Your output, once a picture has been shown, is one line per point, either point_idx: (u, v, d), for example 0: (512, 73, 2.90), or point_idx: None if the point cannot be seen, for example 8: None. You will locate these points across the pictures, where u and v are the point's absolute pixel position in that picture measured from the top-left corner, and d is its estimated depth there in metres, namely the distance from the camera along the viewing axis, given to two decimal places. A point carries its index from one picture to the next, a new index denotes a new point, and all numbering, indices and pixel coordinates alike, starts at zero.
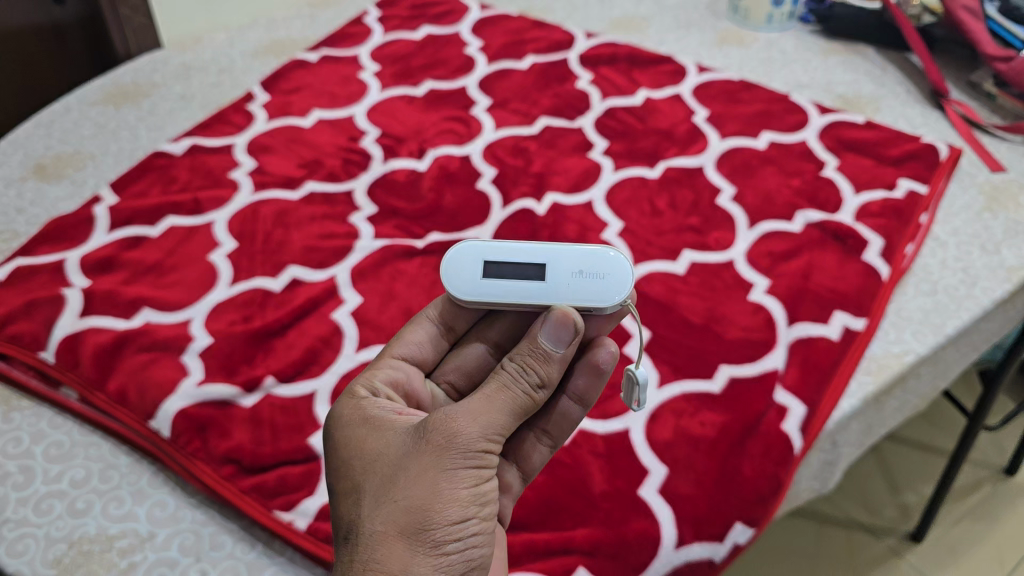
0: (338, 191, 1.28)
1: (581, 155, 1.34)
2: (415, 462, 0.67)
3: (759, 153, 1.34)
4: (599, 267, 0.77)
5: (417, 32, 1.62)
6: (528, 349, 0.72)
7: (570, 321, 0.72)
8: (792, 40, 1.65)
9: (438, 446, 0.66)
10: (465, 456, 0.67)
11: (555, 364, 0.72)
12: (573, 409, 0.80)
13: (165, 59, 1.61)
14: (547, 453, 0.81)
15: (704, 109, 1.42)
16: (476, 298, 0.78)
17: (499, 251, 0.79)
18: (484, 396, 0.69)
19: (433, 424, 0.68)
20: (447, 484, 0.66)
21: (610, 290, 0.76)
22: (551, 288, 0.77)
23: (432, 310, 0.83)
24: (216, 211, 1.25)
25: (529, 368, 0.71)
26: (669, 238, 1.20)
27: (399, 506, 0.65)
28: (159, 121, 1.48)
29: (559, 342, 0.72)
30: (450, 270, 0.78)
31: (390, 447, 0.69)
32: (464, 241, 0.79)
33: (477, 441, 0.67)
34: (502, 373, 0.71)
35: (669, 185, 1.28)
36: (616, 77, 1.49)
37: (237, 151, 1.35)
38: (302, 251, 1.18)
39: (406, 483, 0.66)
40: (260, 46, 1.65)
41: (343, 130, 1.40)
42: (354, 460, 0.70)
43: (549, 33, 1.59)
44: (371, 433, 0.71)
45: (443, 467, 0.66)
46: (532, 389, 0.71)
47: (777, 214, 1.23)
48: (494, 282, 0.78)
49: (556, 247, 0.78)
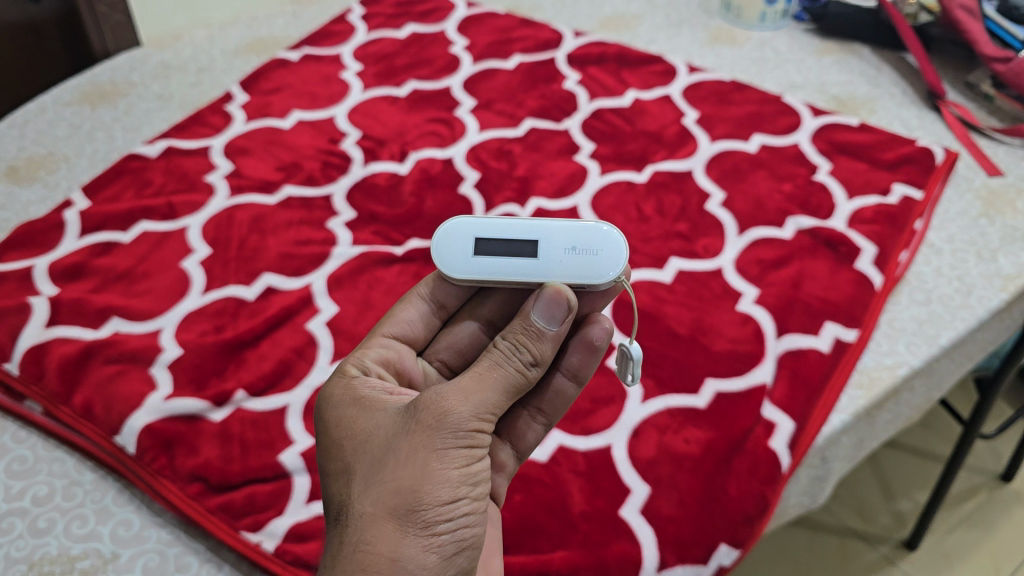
0: (316, 196, 1.25)
1: (567, 158, 1.31)
2: (405, 443, 0.66)
3: (750, 156, 1.30)
4: (592, 243, 0.78)
5: (401, 31, 1.58)
6: (521, 327, 0.71)
7: (562, 298, 0.71)
8: (785, 39, 1.61)
9: (428, 426, 0.66)
10: (455, 436, 0.66)
11: (548, 342, 0.72)
12: (567, 387, 0.80)
13: (144, 58, 1.57)
14: (541, 431, 0.82)
15: (694, 110, 1.38)
16: (469, 275, 0.78)
17: (491, 228, 0.79)
18: (475, 376, 0.69)
19: (423, 404, 0.67)
20: (438, 465, 0.65)
21: (603, 266, 0.77)
22: (544, 265, 0.77)
23: (422, 289, 0.82)
24: (190, 215, 1.22)
25: (522, 346, 0.71)
26: (656, 245, 1.17)
27: (389, 487, 0.65)
28: (135, 121, 1.44)
29: (552, 320, 0.71)
30: (442, 247, 0.78)
31: (380, 428, 0.68)
32: (455, 218, 0.79)
33: (469, 420, 0.66)
34: (495, 352, 0.70)
35: (656, 190, 1.24)
36: (605, 77, 1.46)
37: (214, 153, 1.32)
38: (278, 258, 1.15)
39: (396, 464, 0.65)
40: (241, 44, 1.61)
41: (324, 132, 1.36)
42: (344, 442, 0.69)
43: (537, 31, 1.56)
44: (362, 413, 0.70)
45: (433, 448, 0.65)
46: (524, 367, 0.70)
47: (768, 221, 1.20)
48: (486, 259, 0.78)
49: (548, 224, 0.78)
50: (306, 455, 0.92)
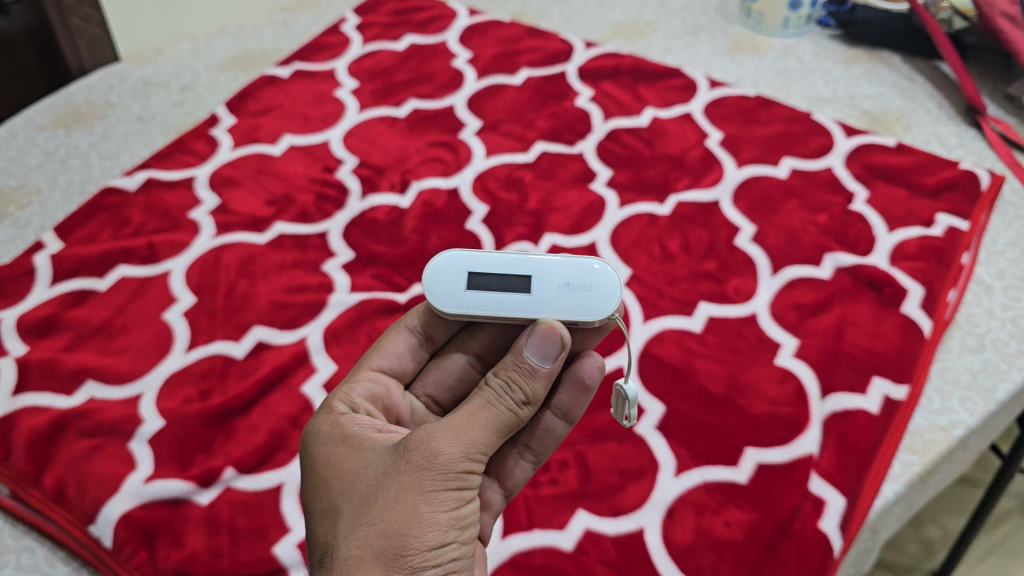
0: (311, 233, 1.14)
1: (582, 187, 1.20)
2: (393, 483, 0.64)
3: (781, 183, 1.20)
4: (588, 279, 0.73)
5: (399, 42, 1.47)
6: (514, 363, 0.68)
7: (557, 337, 0.68)
8: (810, 47, 1.50)
9: (418, 467, 0.63)
10: (445, 478, 0.64)
11: (540, 380, 0.69)
12: (557, 425, 0.77)
13: (123, 75, 1.46)
14: (530, 470, 0.78)
15: (718, 131, 1.28)
16: (458, 310, 0.73)
17: (482, 261, 0.74)
18: (465, 414, 0.66)
19: (413, 443, 0.65)
20: (427, 508, 0.63)
21: (599, 304, 0.72)
22: (536, 301, 0.72)
23: (411, 320, 0.80)
24: (173, 258, 1.11)
25: (514, 385, 0.68)
26: (683, 287, 1.07)
27: (376, 529, 0.62)
28: (113, 146, 1.33)
29: (546, 357, 0.69)
30: (432, 282, 0.73)
31: (368, 467, 0.66)
32: (446, 251, 0.74)
33: (460, 462, 0.64)
34: (485, 389, 0.68)
35: (681, 223, 1.14)
36: (620, 94, 1.35)
37: (198, 185, 1.21)
38: (269, 307, 1.05)
39: (385, 506, 0.63)
40: (227, 58, 1.50)
41: (317, 159, 1.25)
42: (331, 480, 0.67)
43: (545, 42, 1.45)
44: (351, 452, 0.68)
45: (423, 490, 0.63)
46: (517, 406, 0.68)
47: (804, 258, 1.10)
48: (478, 294, 0.73)
49: (542, 258, 0.74)
50: (304, 546, 0.83)
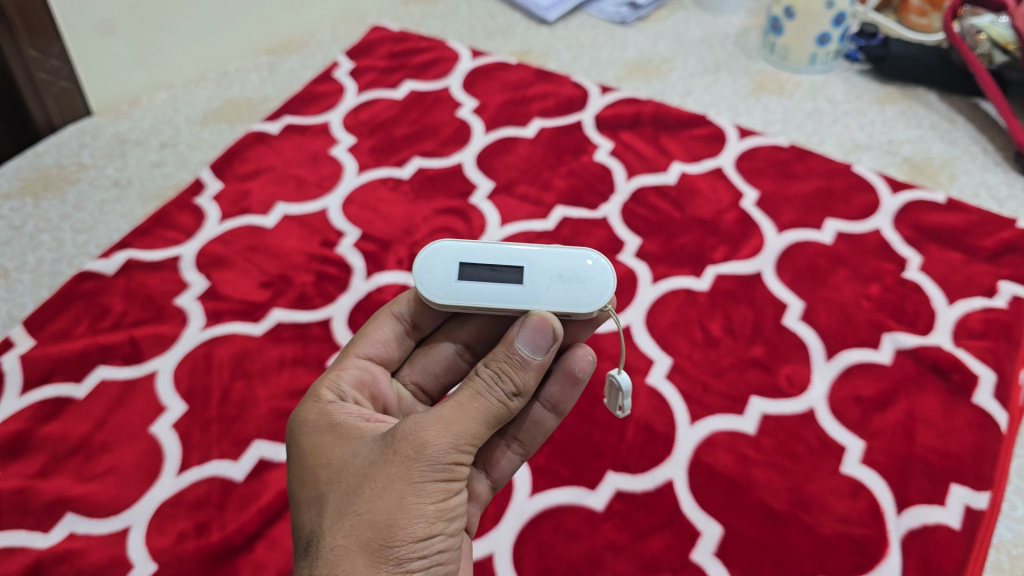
0: (312, 320, 1.03)
1: (609, 259, 1.09)
2: (381, 473, 0.63)
3: (826, 250, 1.10)
4: (580, 271, 0.73)
5: (398, 89, 1.36)
6: (505, 354, 0.68)
7: (548, 327, 0.68)
8: (840, 85, 1.40)
9: (407, 457, 0.63)
10: (434, 468, 0.63)
11: (531, 372, 0.69)
12: (546, 417, 0.77)
13: (96, 131, 1.35)
14: (518, 463, 0.78)
15: (754, 189, 1.17)
16: (450, 301, 0.72)
17: (476, 253, 0.73)
18: (454, 405, 0.65)
19: (402, 433, 0.64)
20: (414, 499, 0.62)
21: (591, 295, 0.72)
22: (529, 292, 0.72)
23: (397, 308, 0.81)
24: (158, 355, 0.99)
25: (504, 375, 0.67)
26: (730, 379, 0.96)
27: (363, 519, 0.61)
28: (88, 217, 1.20)
29: (537, 350, 0.69)
30: (424, 272, 0.72)
31: (355, 457, 0.65)
32: (438, 241, 0.73)
33: (448, 453, 0.64)
34: (474, 381, 0.67)
35: (722, 300, 1.04)
36: (641, 146, 1.24)
37: (184, 266, 1.09)
38: (270, 415, 0.93)
39: (372, 497, 0.62)
40: (209, 109, 1.39)
41: (315, 231, 1.14)
42: (316, 469, 0.65)
43: (556, 88, 1.34)
44: (338, 441, 0.66)
45: (411, 480, 0.62)
46: (505, 398, 0.67)
47: (860, 340, 1.00)
48: (469, 285, 0.72)
49: (533, 250, 0.73)
50: None
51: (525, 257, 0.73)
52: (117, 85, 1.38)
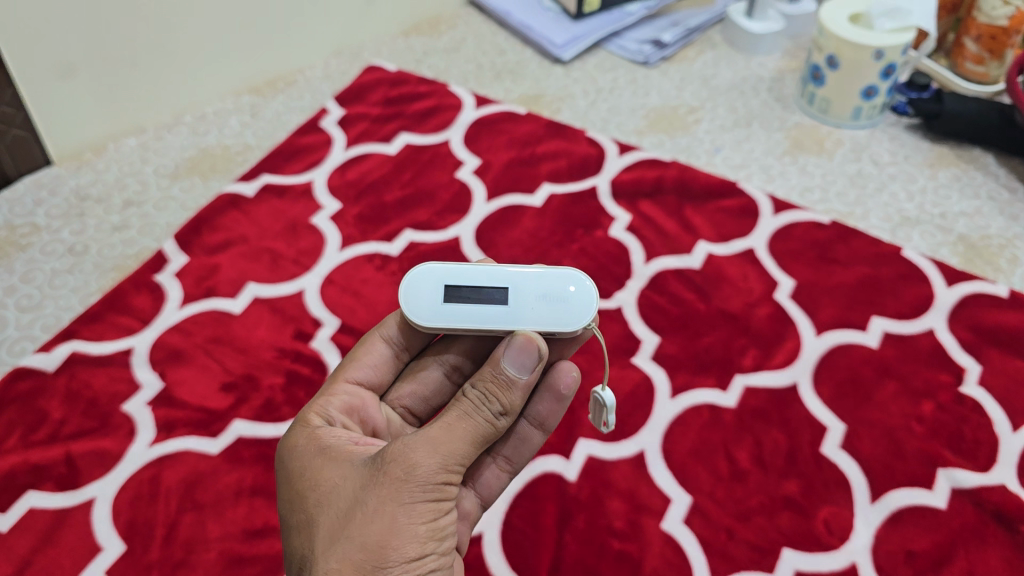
0: (277, 436, 0.90)
1: (622, 362, 0.95)
2: (371, 495, 0.61)
3: (873, 356, 0.94)
4: (564, 291, 0.71)
5: (391, 143, 1.22)
6: (491, 374, 0.66)
7: (534, 347, 0.66)
8: (886, 144, 1.23)
9: (397, 480, 0.61)
10: (424, 489, 0.61)
11: (518, 392, 0.67)
12: (533, 434, 0.74)
13: (56, 185, 1.21)
14: (506, 479, 0.75)
15: (790, 278, 1.02)
16: (437, 323, 0.69)
17: (461, 275, 0.71)
18: (441, 426, 0.64)
19: (390, 455, 0.62)
20: (406, 519, 0.61)
21: (574, 315, 0.70)
22: (513, 313, 0.70)
23: (387, 330, 0.78)
24: (98, 478, 0.86)
25: (491, 396, 0.66)
26: (759, 524, 0.81)
27: (355, 541, 0.60)
28: (36, 292, 1.07)
29: (524, 369, 0.67)
30: (408, 296, 0.70)
31: (345, 480, 0.63)
32: (421, 265, 0.71)
33: (438, 473, 0.62)
34: (461, 403, 0.65)
35: (752, 421, 0.89)
36: (662, 219, 1.10)
37: (136, 362, 0.96)
38: (219, 562, 0.80)
39: (363, 519, 0.60)
40: (181, 160, 1.25)
41: (289, 319, 1.00)
42: (307, 493, 0.64)
43: (569, 146, 1.20)
44: (328, 464, 0.65)
45: (401, 502, 0.61)
46: (493, 418, 0.65)
47: (912, 475, 0.84)
48: (455, 308, 0.70)
49: (517, 271, 0.71)
50: None
51: (509, 279, 0.71)
52: (80, 133, 1.22)
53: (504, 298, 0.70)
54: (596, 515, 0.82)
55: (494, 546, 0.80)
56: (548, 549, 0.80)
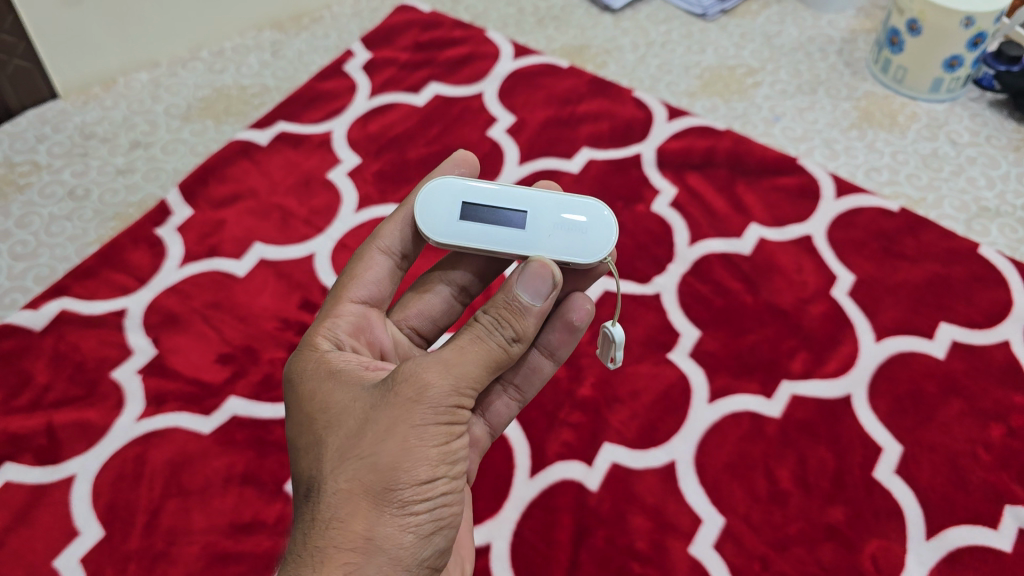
0: (274, 418, 0.83)
1: (656, 357, 0.86)
2: (381, 415, 0.52)
3: (939, 369, 0.84)
4: (586, 218, 0.62)
5: (419, 93, 1.11)
6: (502, 300, 0.55)
7: (549, 272, 0.56)
8: (965, 122, 1.09)
9: (408, 401, 0.52)
10: (436, 412, 0.52)
11: (533, 318, 0.56)
12: (545, 365, 0.66)
13: (59, 123, 1.09)
14: (515, 409, 0.67)
15: (850, 273, 0.91)
16: (448, 241, 0.61)
17: (481, 192, 0.62)
18: (453, 347, 0.54)
19: (400, 374, 0.53)
20: (417, 441, 0.52)
21: (594, 247, 0.61)
22: (529, 238, 0.61)
23: (384, 240, 0.66)
24: (81, 454, 0.80)
25: (503, 321, 0.55)
26: (798, 556, 0.73)
27: (363, 463, 0.52)
28: (28, 239, 0.97)
29: (538, 295, 0.56)
30: (421, 210, 0.62)
31: (354, 399, 0.54)
32: (437, 178, 0.63)
33: (451, 396, 0.53)
34: (473, 325, 0.56)
35: (796, 435, 0.80)
36: (711, 195, 0.99)
37: (129, 325, 0.89)
38: (202, 557, 0.75)
39: (372, 439, 0.52)
40: (194, 100, 1.12)
41: (296, 286, 0.92)
42: (313, 413, 0.55)
43: (614, 107, 1.09)
44: (335, 383, 0.56)
45: (413, 424, 0.52)
46: (507, 343, 0.55)
47: (975, 511, 0.75)
48: (469, 227, 0.61)
49: (537, 192, 0.62)
50: None
51: (529, 199, 0.62)
52: (87, 65, 1.10)
53: (520, 220, 0.62)
54: (617, 533, 0.75)
55: (502, 560, 0.74)
56: (561, 568, 0.73)
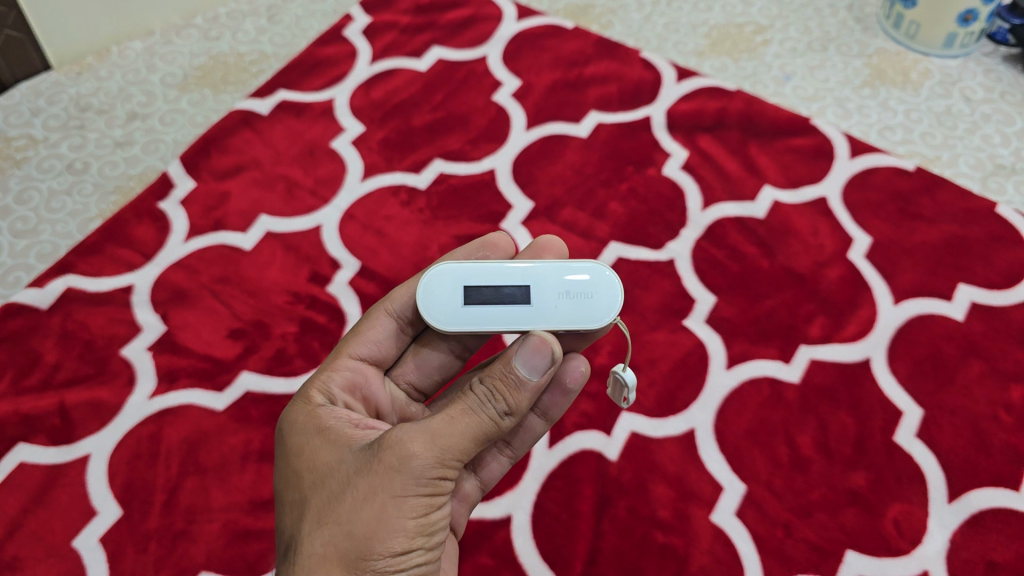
0: (289, 393, 0.82)
1: (672, 325, 0.85)
2: (362, 481, 0.51)
3: (957, 332, 0.83)
4: (590, 285, 0.59)
5: (422, 58, 1.08)
6: (497, 372, 0.53)
7: (547, 348, 0.53)
8: (980, 78, 1.07)
9: (390, 469, 0.50)
10: (418, 484, 0.51)
11: (529, 393, 0.54)
12: (537, 424, 0.64)
13: (52, 94, 1.06)
14: (507, 465, 0.66)
15: (866, 235, 0.90)
16: (458, 330, 0.59)
17: (480, 272, 0.60)
18: (444, 414, 0.52)
19: (386, 441, 0.51)
20: (395, 513, 0.50)
21: (601, 312, 0.59)
22: (535, 314, 0.59)
23: (392, 303, 0.65)
24: (95, 434, 0.80)
25: (497, 393, 0.53)
26: (821, 521, 0.74)
27: (341, 530, 0.51)
28: (28, 216, 0.95)
29: (535, 370, 0.53)
30: (424, 300, 0.59)
31: (341, 462, 0.53)
32: (436, 264, 0.59)
33: (435, 468, 0.51)
34: (467, 394, 0.53)
35: (817, 401, 0.80)
36: (723, 158, 0.97)
37: (137, 301, 0.87)
38: (223, 535, 0.75)
39: (351, 506, 0.51)
40: (190, 69, 1.09)
41: (304, 259, 0.91)
42: (301, 470, 0.54)
43: (622, 68, 1.06)
44: (325, 443, 0.55)
45: (393, 494, 0.50)
46: (498, 418, 0.52)
47: (997, 473, 0.76)
48: (475, 312, 0.59)
49: (536, 263, 0.60)
50: None
51: (529, 273, 0.59)
52: (79, 34, 1.07)
53: (524, 295, 0.59)
54: (639, 502, 0.75)
55: (523, 531, 0.74)
56: (584, 539, 0.73)
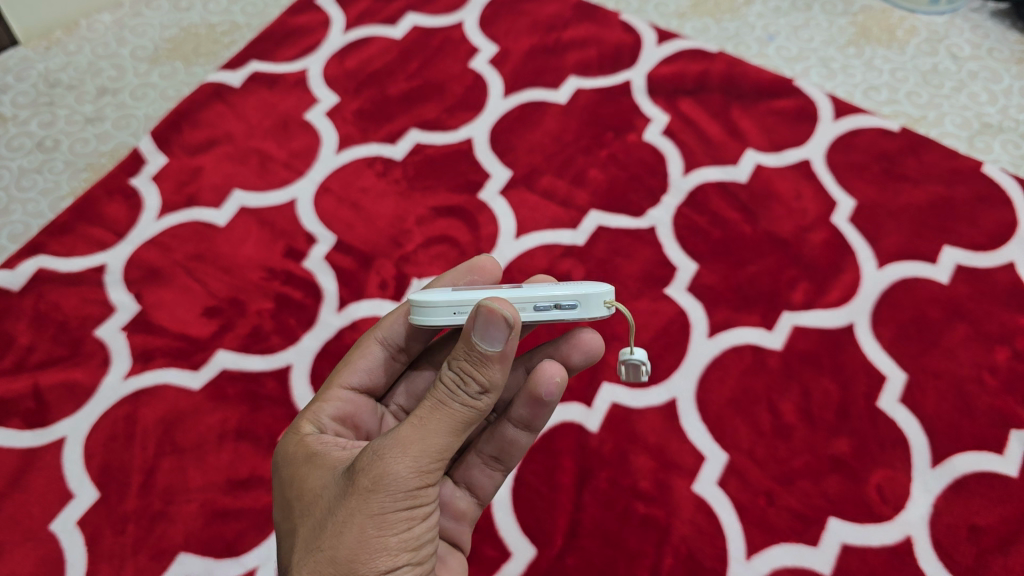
0: (265, 370, 0.81)
1: (654, 294, 0.84)
2: (340, 505, 0.50)
3: (943, 296, 0.82)
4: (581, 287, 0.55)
5: (397, 26, 1.06)
6: (461, 349, 0.49)
7: (498, 316, 0.47)
8: (967, 34, 1.05)
9: (364, 490, 0.49)
10: (396, 499, 0.49)
11: (500, 366, 0.49)
12: (522, 437, 0.62)
13: (21, 71, 1.03)
14: (501, 477, 0.63)
15: (851, 198, 0.89)
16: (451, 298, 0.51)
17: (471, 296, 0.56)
18: (414, 420, 0.49)
19: (361, 461, 0.50)
20: (375, 531, 0.49)
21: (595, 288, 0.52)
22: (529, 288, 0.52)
23: (383, 332, 0.64)
24: (70, 417, 0.79)
25: (465, 374, 0.49)
26: (804, 489, 0.73)
27: (323, 557, 0.49)
28: None
29: (495, 340, 0.48)
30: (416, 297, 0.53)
31: (324, 489, 0.52)
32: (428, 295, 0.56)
33: (411, 478, 0.48)
34: (438, 386, 0.50)
35: (800, 367, 0.79)
36: (705, 122, 0.96)
37: (109, 281, 0.86)
38: (202, 515, 0.74)
39: (331, 531, 0.49)
40: (161, 41, 1.07)
41: (280, 234, 0.90)
42: (292, 501, 0.53)
43: (602, 31, 1.04)
44: (311, 471, 0.54)
45: (370, 514, 0.49)
46: (473, 401, 0.49)
47: (981, 437, 0.75)
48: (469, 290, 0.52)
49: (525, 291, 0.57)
50: None
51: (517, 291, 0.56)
52: (46, 8, 1.04)
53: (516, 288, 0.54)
54: (621, 474, 0.74)
55: (504, 506, 0.73)
56: (565, 512, 0.73)
